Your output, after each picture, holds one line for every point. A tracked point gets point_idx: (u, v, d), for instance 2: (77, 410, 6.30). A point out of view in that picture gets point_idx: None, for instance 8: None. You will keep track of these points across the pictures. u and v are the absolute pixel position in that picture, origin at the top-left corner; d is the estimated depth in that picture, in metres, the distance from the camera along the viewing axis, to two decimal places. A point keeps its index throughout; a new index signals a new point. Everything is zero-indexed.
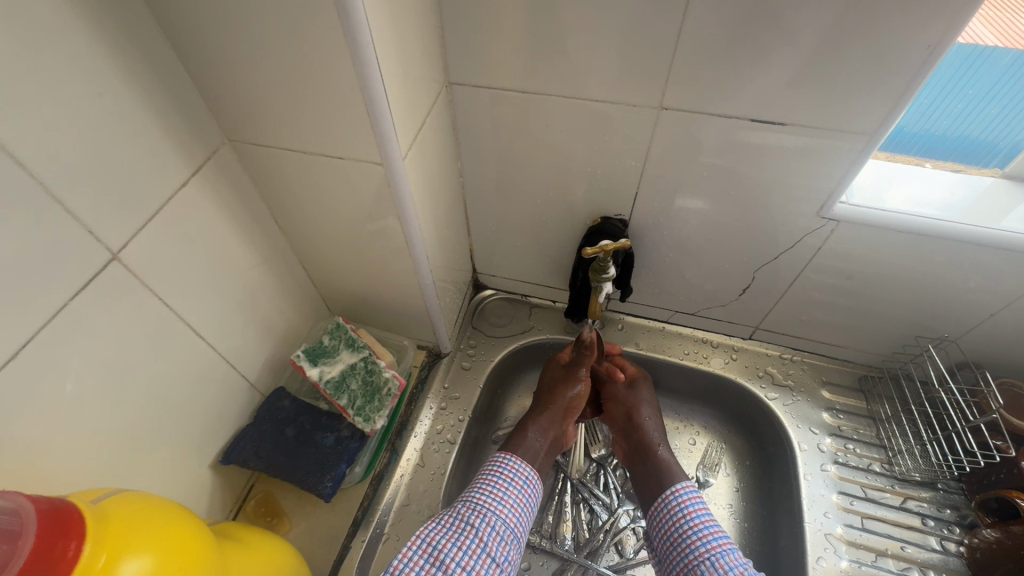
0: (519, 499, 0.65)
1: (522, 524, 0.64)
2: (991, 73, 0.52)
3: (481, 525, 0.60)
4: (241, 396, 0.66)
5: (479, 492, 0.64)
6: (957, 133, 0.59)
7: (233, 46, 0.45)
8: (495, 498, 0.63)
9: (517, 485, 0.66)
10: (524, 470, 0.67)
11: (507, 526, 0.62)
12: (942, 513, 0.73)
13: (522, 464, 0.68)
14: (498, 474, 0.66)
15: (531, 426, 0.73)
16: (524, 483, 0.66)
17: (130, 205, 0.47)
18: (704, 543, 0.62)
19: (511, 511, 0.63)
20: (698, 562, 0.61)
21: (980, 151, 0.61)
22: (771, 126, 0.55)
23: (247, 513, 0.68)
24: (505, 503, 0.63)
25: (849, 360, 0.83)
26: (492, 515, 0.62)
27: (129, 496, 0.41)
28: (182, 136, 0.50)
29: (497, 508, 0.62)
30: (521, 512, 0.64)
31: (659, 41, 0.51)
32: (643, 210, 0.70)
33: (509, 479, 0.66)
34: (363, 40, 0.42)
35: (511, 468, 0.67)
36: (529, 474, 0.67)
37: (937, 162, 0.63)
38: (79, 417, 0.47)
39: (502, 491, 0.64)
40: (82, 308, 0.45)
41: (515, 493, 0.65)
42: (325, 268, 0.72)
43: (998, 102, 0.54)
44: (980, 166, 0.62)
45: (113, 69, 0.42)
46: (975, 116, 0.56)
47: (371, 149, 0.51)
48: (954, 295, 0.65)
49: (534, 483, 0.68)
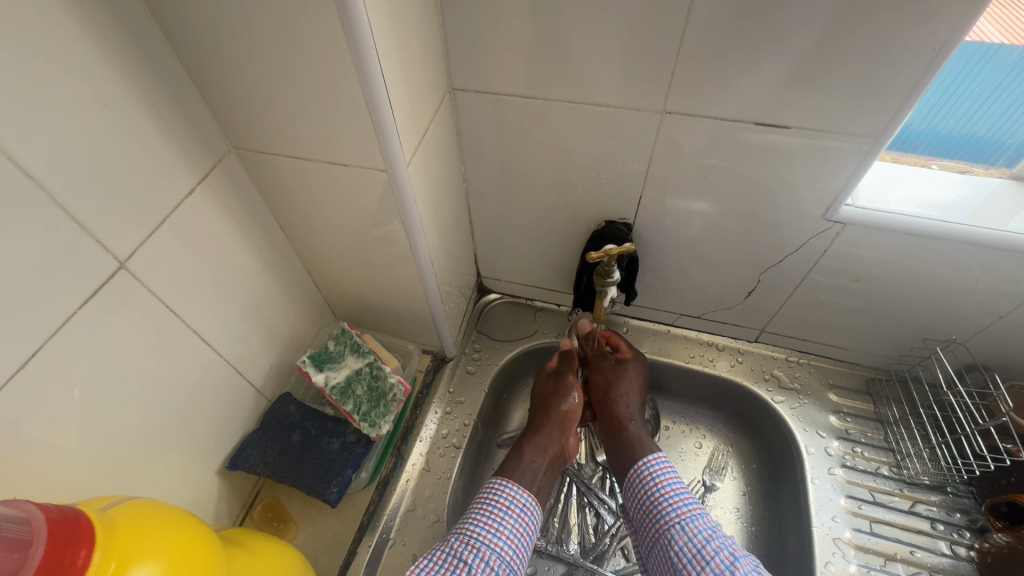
0: (516, 529, 0.64)
1: (519, 554, 0.63)
2: (996, 72, 0.52)
3: (475, 560, 0.60)
4: (247, 401, 0.66)
5: (474, 523, 0.63)
6: (963, 132, 0.59)
7: (236, 55, 0.45)
8: (490, 530, 0.63)
9: (514, 515, 0.65)
10: (521, 498, 0.66)
11: (502, 559, 0.61)
12: (952, 517, 0.72)
13: (519, 491, 0.67)
14: (494, 503, 0.65)
15: (529, 446, 0.72)
16: (521, 512, 0.65)
17: (136, 214, 0.47)
18: (675, 509, 0.64)
19: (506, 542, 0.63)
20: (668, 528, 0.63)
21: (987, 151, 0.60)
22: (775, 129, 0.55)
23: (254, 518, 0.69)
24: (500, 536, 0.63)
25: (856, 363, 0.82)
26: (486, 548, 0.61)
27: (139, 503, 0.42)
28: (188, 145, 0.50)
29: (491, 542, 0.62)
30: (518, 542, 0.64)
31: (660, 45, 0.51)
32: (647, 214, 0.70)
33: (506, 509, 0.65)
34: (366, 47, 0.42)
35: (508, 495, 0.66)
36: (527, 502, 0.67)
37: (943, 162, 0.63)
38: (87, 424, 0.47)
39: (497, 522, 0.64)
40: (89, 317, 0.45)
41: (512, 523, 0.64)
42: (330, 274, 0.72)
43: (1004, 100, 0.54)
44: (987, 166, 0.62)
45: (120, 80, 0.42)
46: (982, 116, 0.56)
47: (375, 156, 0.51)
48: (961, 297, 0.65)
49: (533, 510, 0.67)
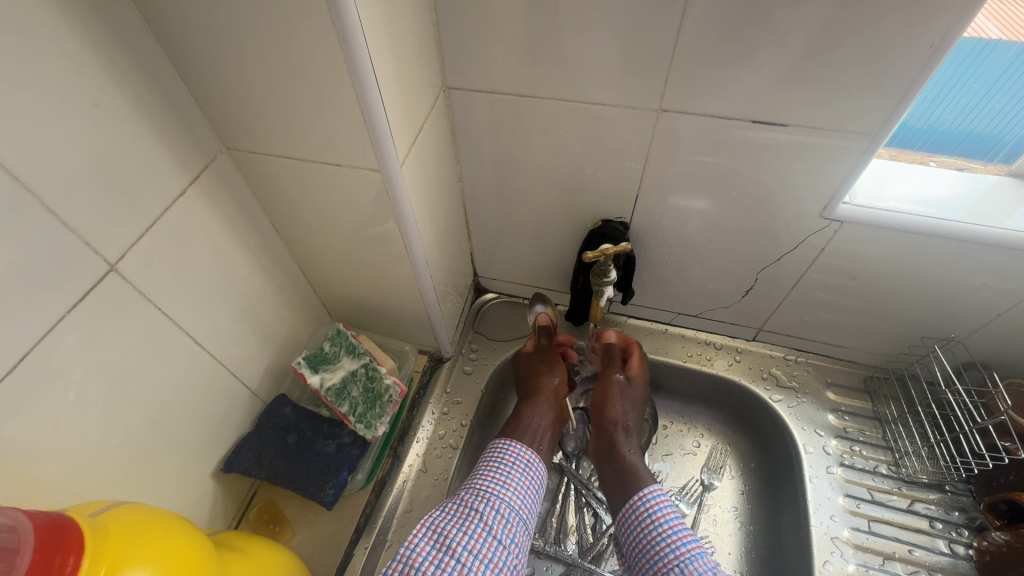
0: (522, 483, 0.66)
1: (527, 508, 0.65)
2: (997, 67, 0.51)
3: (486, 509, 0.62)
4: (242, 403, 0.66)
5: (483, 479, 0.66)
6: (962, 128, 0.58)
7: (227, 54, 0.45)
8: (498, 483, 0.65)
9: (520, 470, 0.67)
10: (525, 454, 0.69)
11: (512, 509, 0.63)
12: (950, 515, 0.72)
13: (522, 449, 0.70)
14: (500, 461, 0.68)
15: (527, 409, 0.75)
16: (527, 468, 0.68)
17: (127, 216, 0.46)
18: (673, 549, 0.61)
19: (514, 494, 0.65)
20: (667, 570, 0.60)
21: (984, 148, 0.60)
22: (772, 127, 0.55)
23: (250, 521, 0.68)
24: (508, 488, 0.65)
25: (854, 361, 0.82)
26: (496, 499, 0.63)
27: (130, 509, 0.41)
28: (178, 145, 0.50)
29: (500, 493, 0.64)
30: (525, 497, 0.66)
31: (657, 42, 0.51)
32: (644, 213, 0.69)
33: (512, 465, 0.67)
34: (358, 45, 0.42)
35: (513, 453, 0.69)
36: (530, 458, 0.69)
37: (940, 158, 0.63)
38: (79, 429, 0.47)
39: (505, 476, 0.66)
40: (79, 321, 0.45)
41: (518, 477, 0.67)
42: (325, 274, 0.71)
43: (1004, 95, 0.53)
44: (986, 163, 0.61)
45: (109, 79, 0.42)
46: (979, 112, 0.56)
47: (369, 156, 0.50)
48: (958, 294, 0.65)
49: (538, 467, 0.70)
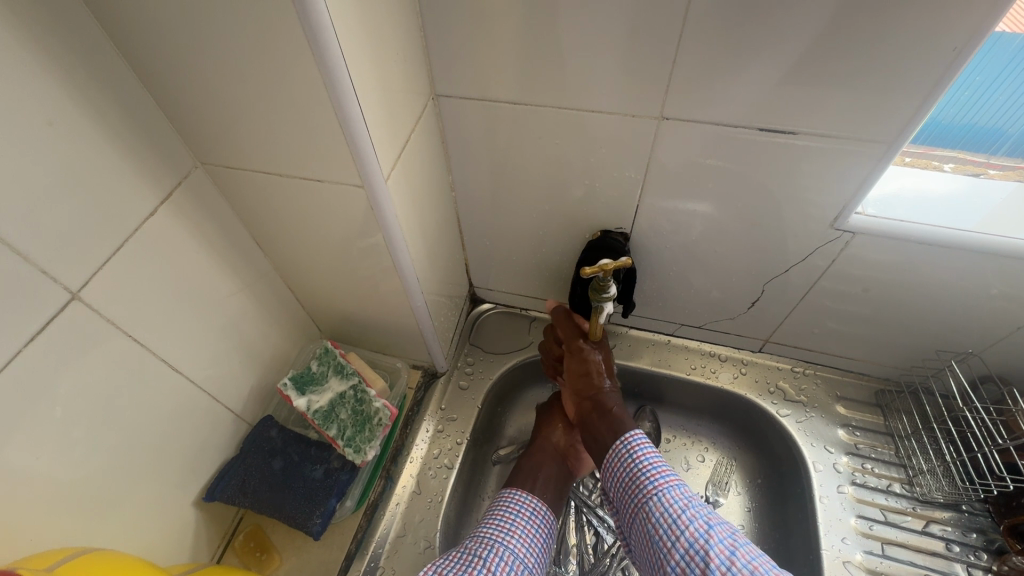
0: (527, 530, 0.64)
1: (533, 555, 0.63)
2: (1001, 56, 0.46)
3: (489, 557, 0.59)
4: (226, 427, 0.63)
5: (488, 527, 0.64)
6: (963, 122, 0.52)
7: (195, 65, 0.41)
8: (503, 531, 0.63)
9: (524, 517, 0.65)
10: (531, 502, 0.67)
11: (516, 557, 0.61)
12: (968, 537, 0.69)
13: (527, 496, 0.67)
14: (506, 508, 0.66)
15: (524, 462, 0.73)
16: (532, 515, 0.66)
17: (90, 239, 0.43)
18: (652, 482, 0.63)
19: (519, 542, 0.63)
20: (646, 501, 0.62)
21: (985, 143, 0.54)
22: (780, 134, 0.51)
23: (236, 548, 0.66)
24: (513, 535, 0.63)
25: (865, 374, 0.79)
26: (500, 547, 0.61)
27: (88, 561, 0.39)
28: (146, 162, 0.46)
29: (504, 541, 0.62)
30: (530, 544, 0.64)
31: (658, 47, 0.48)
32: (646, 221, 0.66)
33: (516, 511, 0.65)
34: (333, 55, 0.39)
35: (517, 501, 0.67)
36: (536, 505, 0.67)
37: (942, 154, 0.56)
38: (43, 467, 0.44)
39: (509, 524, 0.64)
40: (43, 353, 0.42)
41: (523, 524, 0.65)
42: (313, 290, 0.69)
43: (1008, 88, 0.48)
44: (989, 157, 0.56)
45: (66, 94, 0.39)
46: (982, 110, 0.51)
47: (351, 172, 0.47)
48: (976, 305, 0.62)
49: (544, 513, 0.67)
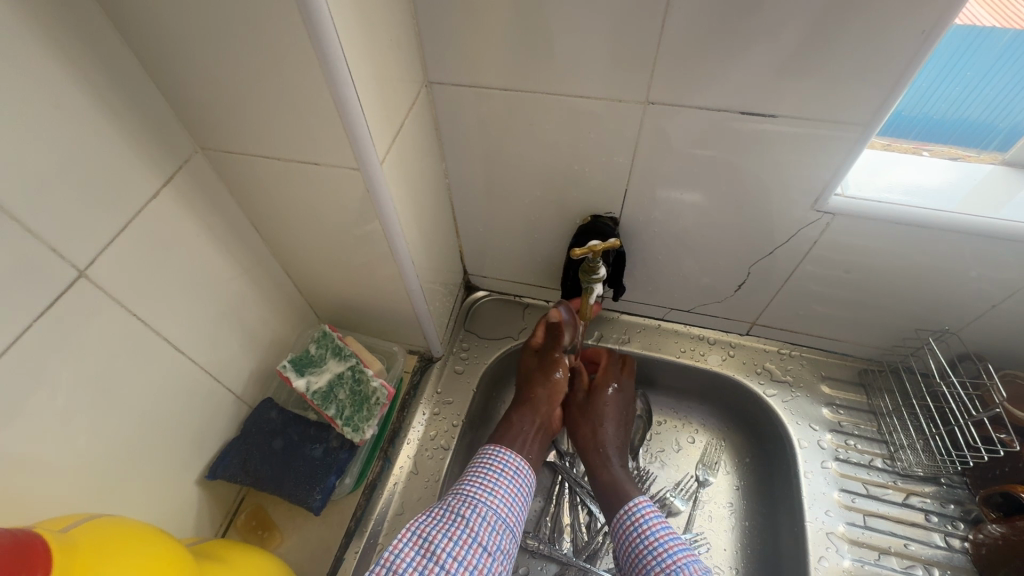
0: (510, 490, 0.65)
1: (514, 515, 0.64)
2: (991, 52, 0.50)
3: (473, 516, 0.61)
4: (226, 408, 0.65)
5: (471, 484, 0.65)
6: (955, 117, 0.57)
7: (194, 50, 0.43)
8: (486, 490, 0.64)
9: (508, 476, 0.66)
10: (513, 460, 0.68)
11: (498, 516, 0.62)
12: (946, 508, 0.72)
13: (512, 455, 0.68)
14: (489, 467, 0.67)
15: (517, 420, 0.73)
16: (515, 474, 0.67)
17: (95, 220, 0.45)
18: (659, 562, 0.61)
19: (501, 502, 0.64)
20: None
21: (980, 136, 0.58)
22: (761, 118, 0.53)
23: (238, 526, 0.67)
24: (495, 495, 0.64)
25: (849, 354, 0.81)
26: (483, 505, 0.62)
27: (102, 523, 0.41)
28: (147, 146, 0.48)
29: (487, 499, 0.63)
30: (513, 503, 0.65)
31: (643, 33, 0.49)
32: (634, 207, 0.68)
33: (499, 470, 0.66)
34: (330, 40, 0.40)
35: (501, 460, 0.68)
36: (520, 465, 0.68)
37: (933, 147, 0.61)
38: (51, 441, 0.45)
39: (493, 483, 0.65)
40: (51, 329, 0.43)
41: (506, 484, 0.65)
42: (310, 275, 0.70)
43: (997, 84, 0.52)
44: (981, 150, 0.60)
45: (71, 77, 0.40)
46: (970, 104, 0.54)
47: (347, 155, 0.49)
48: (952, 286, 0.64)
49: (526, 474, 0.68)
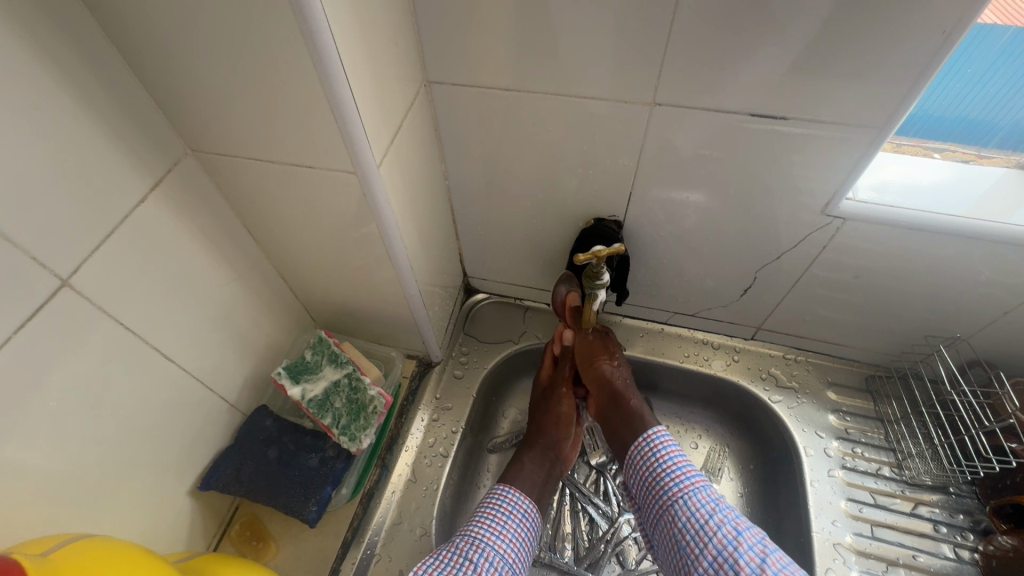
0: (518, 534, 0.64)
1: (520, 559, 0.63)
2: (990, 50, 0.48)
3: (480, 559, 0.59)
4: (220, 416, 0.63)
5: (477, 525, 0.63)
6: (954, 115, 0.54)
7: (182, 47, 0.41)
8: (494, 532, 0.63)
9: (516, 519, 0.65)
10: (522, 503, 0.66)
11: (505, 561, 0.61)
12: (954, 518, 0.70)
13: (521, 496, 0.67)
14: (497, 507, 0.65)
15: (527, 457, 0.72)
16: (523, 517, 0.66)
17: (79, 226, 0.43)
18: (676, 484, 0.64)
19: (509, 545, 0.63)
20: (671, 503, 0.63)
21: (980, 135, 0.56)
22: (771, 121, 0.52)
23: (232, 537, 0.66)
24: (503, 538, 0.63)
25: (856, 360, 0.80)
26: (491, 550, 0.61)
27: (87, 545, 0.40)
28: (135, 149, 0.46)
29: (496, 543, 0.62)
30: (519, 549, 0.64)
31: (652, 32, 0.47)
32: (637, 211, 0.66)
33: (508, 512, 0.65)
34: (324, 40, 0.38)
35: (510, 500, 0.66)
36: (528, 507, 0.67)
37: (934, 146, 0.58)
38: (33, 457, 0.43)
39: (502, 525, 0.64)
40: (32, 341, 0.41)
41: (514, 528, 0.64)
42: (306, 280, 0.68)
43: (998, 81, 0.50)
44: (981, 149, 0.58)
45: (52, 77, 0.38)
46: (971, 103, 0.52)
47: (343, 158, 0.47)
48: (963, 291, 0.62)
49: (534, 517, 0.67)
